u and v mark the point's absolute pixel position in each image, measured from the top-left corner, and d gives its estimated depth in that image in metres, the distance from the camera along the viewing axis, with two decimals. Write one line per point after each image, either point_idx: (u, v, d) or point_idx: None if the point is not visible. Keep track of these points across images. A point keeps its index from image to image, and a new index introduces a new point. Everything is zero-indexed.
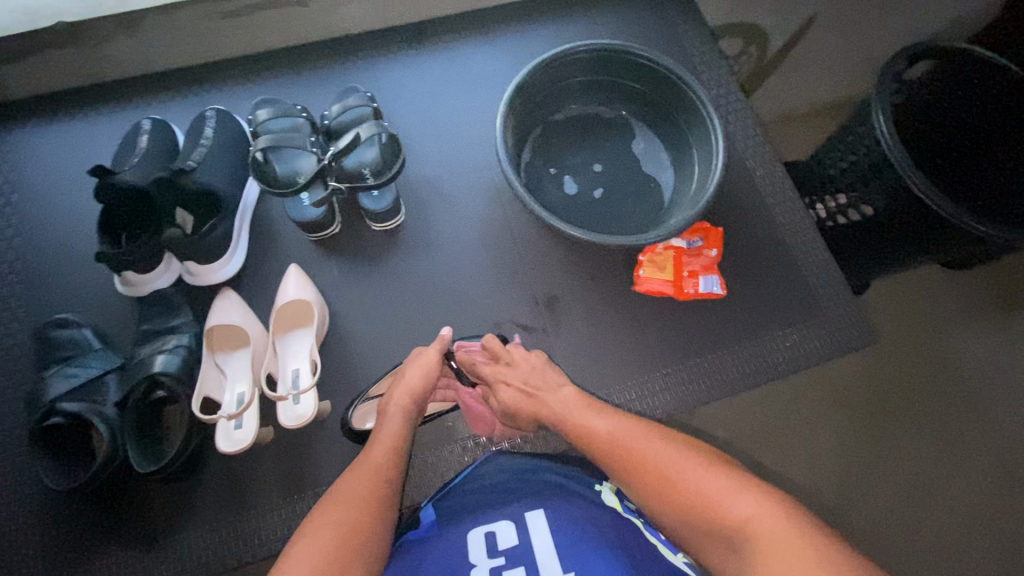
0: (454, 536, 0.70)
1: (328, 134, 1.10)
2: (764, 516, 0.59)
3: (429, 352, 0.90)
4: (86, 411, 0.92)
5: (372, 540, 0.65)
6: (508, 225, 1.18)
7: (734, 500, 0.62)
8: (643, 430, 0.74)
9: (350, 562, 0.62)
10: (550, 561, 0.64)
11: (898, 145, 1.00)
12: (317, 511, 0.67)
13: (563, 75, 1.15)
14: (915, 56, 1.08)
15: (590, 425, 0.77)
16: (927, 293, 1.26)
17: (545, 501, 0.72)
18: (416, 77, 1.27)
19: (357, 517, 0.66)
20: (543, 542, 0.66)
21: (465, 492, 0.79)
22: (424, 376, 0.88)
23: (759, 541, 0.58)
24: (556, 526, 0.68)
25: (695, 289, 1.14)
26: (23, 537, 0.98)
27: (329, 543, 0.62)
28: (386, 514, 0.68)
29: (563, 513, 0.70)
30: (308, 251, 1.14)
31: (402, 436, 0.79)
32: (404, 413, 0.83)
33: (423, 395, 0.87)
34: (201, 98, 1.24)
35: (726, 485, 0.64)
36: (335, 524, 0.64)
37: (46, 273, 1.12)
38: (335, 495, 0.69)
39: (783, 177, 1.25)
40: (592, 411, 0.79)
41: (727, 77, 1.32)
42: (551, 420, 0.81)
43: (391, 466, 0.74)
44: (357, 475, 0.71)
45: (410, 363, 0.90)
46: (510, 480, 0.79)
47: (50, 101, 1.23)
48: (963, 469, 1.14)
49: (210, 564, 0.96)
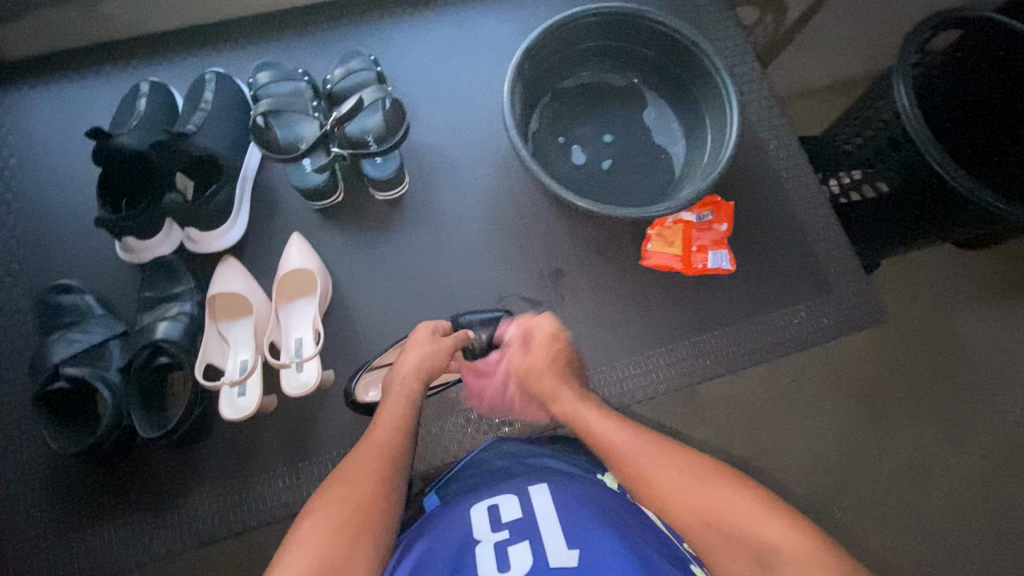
0: (456, 512, 0.70)
1: (330, 98, 1.06)
2: (791, 540, 0.58)
3: (439, 342, 0.89)
4: (89, 376, 0.92)
5: (380, 513, 0.65)
6: (513, 195, 1.15)
7: (761, 524, 0.60)
8: (645, 443, 0.71)
9: (360, 537, 0.62)
10: (555, 535, 0.64)
11: (920, 120, 0.97)
12: (322, 489, 0.67)
13: (574, 41, 1.11)
14: (939, 26, 1.03)
15: (605, 433, 0.74)
16: (940, 274, 1.23)
17: (548, 477, 0.73)
18: (421, 43, 1.23)
19: (363, 495, 0.66)
20: (546, 514, 0.66)
21: (468, 477, 0.78)
22: (429, 355, 0.87)
23: (789, 568, 0.56)
24: (560, 500, 0.68)
25: (704, 264, 1.12)
26: (30, 500, 0.99)
27: (337, 521, 0.63)
28: (393, 492, 0.68)
29: (567, 489, 0.70)
30: (312, 221, 1.12)
31: (408, 415, 0.78)
32: (410, 392, 0.82)
33: (428, 372, 0.85)
34: (201, 60, 1.20)
35: (748, 506, 0.62)
36: (342, 502, 0.65)
37: (46, 238, 1.11)
38: (341, 472, 0.69)
39: (796, 151, 1.22)
40: (601, 413, 0.78)
41: (741, 48, 1.28)
42: (561, 414, 0.81)
43: (397, 444, 0.73)
44: (363, 452, 0.72)
45: (420, 343, 0.88)
46: (512, 464, 0.78)
47: (46, 63, 1.20)
48: (964, 450, 1.14)
49: (215, 529, 0.98)
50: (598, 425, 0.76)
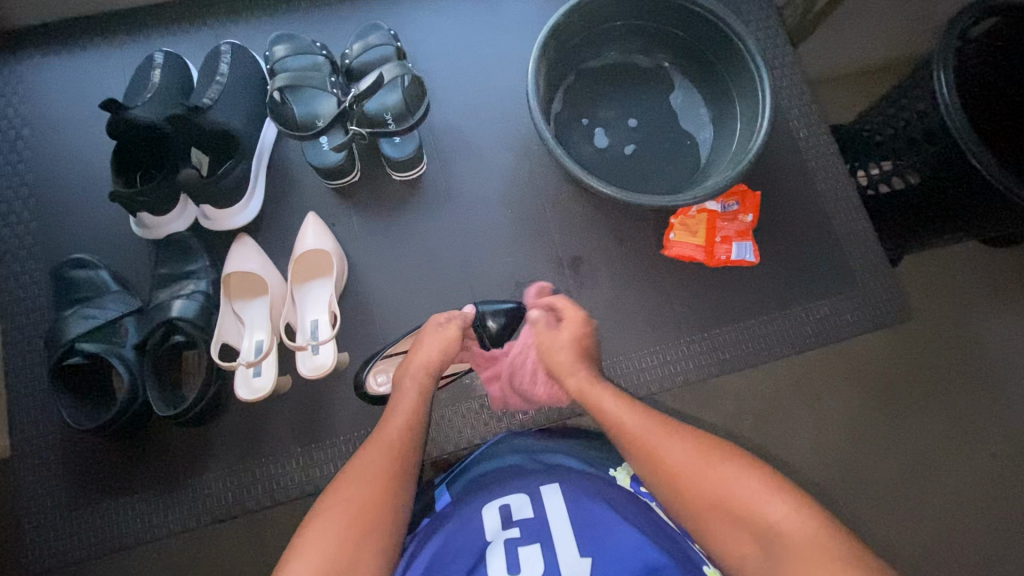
0: (467, 511, 0.69)
1: (348, 75, 1.03)
2: (799, 524, 0.58)
3: (448, 327, 0.88)
4: (105, 352, 0.92)
5: (387, 515, 0.64)
6: (533, 179, 1.12)
7: (769, 505, 0.60)
8: (656, 424, 0.70)
9: (365, 540, 0.62)
10: (567, 543, 0.65)
11: (959, 113, 0.93)
12: (331, 487, 0.67)
13: (601, 18, 1.07)
14: (981, 14, 0.97)
15: (617, 413, 0.73)
16: (976, 271, 1.18)
17: (559, 475, 0.72)
18: (442, 18, 1.19)
19: (371, 496, 0.65)
20: (558, 517, 0.68)
21: (476, 472, 0.75)
22: (439, 347, 0.86)
23: (793, 552, 0.57)
24: (571, 502, 0.69)
25: (727, 256, 1.10)
26: (46, 472, 1.00)
27: (343, 523, 0.62)
28: (401, 491, 0.67)
29: (578, 490, 0.70)
30: (327, 200, 1.10)
31: (418, 410, 0.77)
32: (421, 388, 0.81)
33: (438, 366, 0.85)
34: (217, 31, 1.17)
35: (758, 487, 0.62)
36: (349, 503, 0.64)
37: (60, 211, 1.10)
38: (349, 470, 0.68)
39: (827, 140, 1.18)
40: (612, 394, 0.76)
41: (772, 30, 1.24)
42: (574, 390, 0.79)
43: (407, 442, 0.72)
44: (371, 449, 0.71)
45: (430, 335, 0.87)
46: (523, 460, 0.75)
47: (57, 29, 1.17)
48: (990, 453, 1.11)
49: (229, 506, 0.98)
50: (610, 407, 0.74)
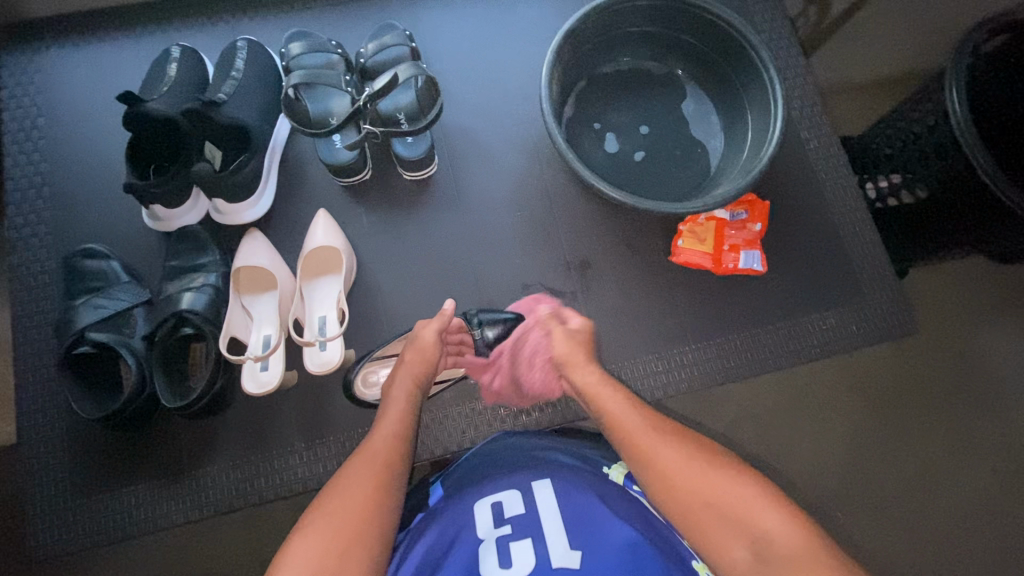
0: (459, 507, 0.71)
1: (363, 73, 1.04)
2: (791, 533, 0.59)
3: (427, 333, 0.88)
4: (114, 342, 0.92)
5: (375, 525, 0.64)
6: (543, 182, 1.13)
7: (762, 513, 0.61)
8: (656, 429, 0.71)
9: (352, 550, 0.62)
10: (557, 536, 0.64)
11: (971, 126, 0.92)
12: (319, 498, 0.67)
13: (615, 24, 1.07)
14: (992, 30, 0.98)
15: (617, 411, 0.74)
16: (985, 288, 1.18)
17: (550, 470, 0.73)
18: (456, 20, 1.20)
19: (360, 500, 0.66)
20: (549, 510, 0.67)
21: (469, 465, 0.79)
22: (421, 357, 0.86)
23: (783, 558, 0.57)
24: (562, 498, 0.68)
25: (734, 264, 1.10)
26: (50, 459, 1.01)
27: (330, 534, 0.62)
28: (389, 502, 0.67)
29: (569, 485, 0.70)
30: (338, 197, 1.11)
31: (406, 420, 0.78)
32: (409, 396, 0.82)
33: (425, 377, 0.85)
34: (235, 27, 1.18)
35: (753, 496, 0.63)
36: (336, 513, 0.64)
37: (74, 201, 1.11)
38: (337, 481, 0.69)
39: (837, 152, 1.18)
40: (623, 397, 0.76)
41: (786, 41, 1.24)
42: (582, 388, 0.81)
43: (395, 452, 0.72)
44: (359, 460, 0.71)
45: (410, 346, 0.88)
46: (515, 454, 0.78)
47: (76, 19, 1.18)
48: (992, 470, 1.11)
49: (231, 499, 0.99)
50: (613, 405, 0.75)
